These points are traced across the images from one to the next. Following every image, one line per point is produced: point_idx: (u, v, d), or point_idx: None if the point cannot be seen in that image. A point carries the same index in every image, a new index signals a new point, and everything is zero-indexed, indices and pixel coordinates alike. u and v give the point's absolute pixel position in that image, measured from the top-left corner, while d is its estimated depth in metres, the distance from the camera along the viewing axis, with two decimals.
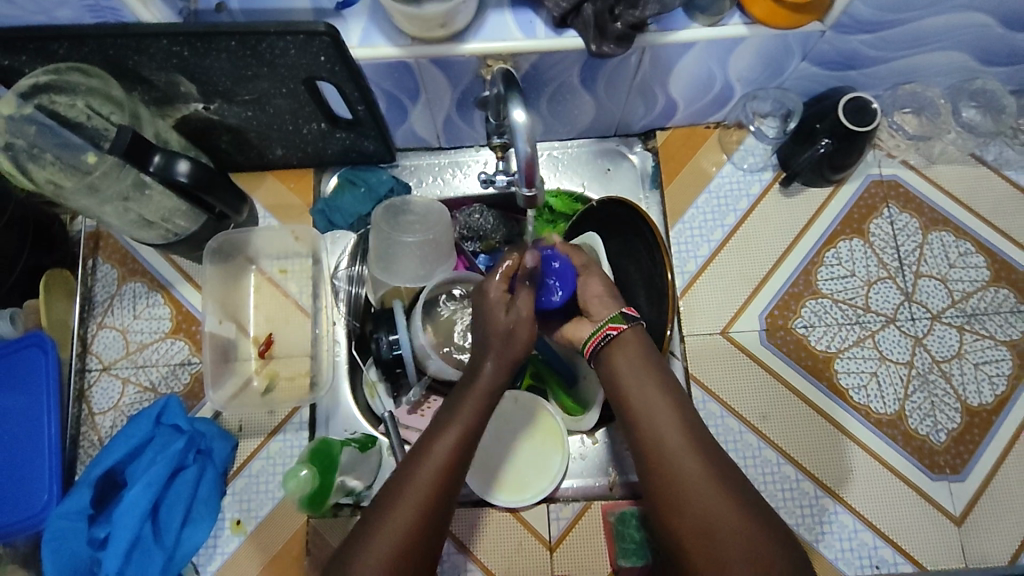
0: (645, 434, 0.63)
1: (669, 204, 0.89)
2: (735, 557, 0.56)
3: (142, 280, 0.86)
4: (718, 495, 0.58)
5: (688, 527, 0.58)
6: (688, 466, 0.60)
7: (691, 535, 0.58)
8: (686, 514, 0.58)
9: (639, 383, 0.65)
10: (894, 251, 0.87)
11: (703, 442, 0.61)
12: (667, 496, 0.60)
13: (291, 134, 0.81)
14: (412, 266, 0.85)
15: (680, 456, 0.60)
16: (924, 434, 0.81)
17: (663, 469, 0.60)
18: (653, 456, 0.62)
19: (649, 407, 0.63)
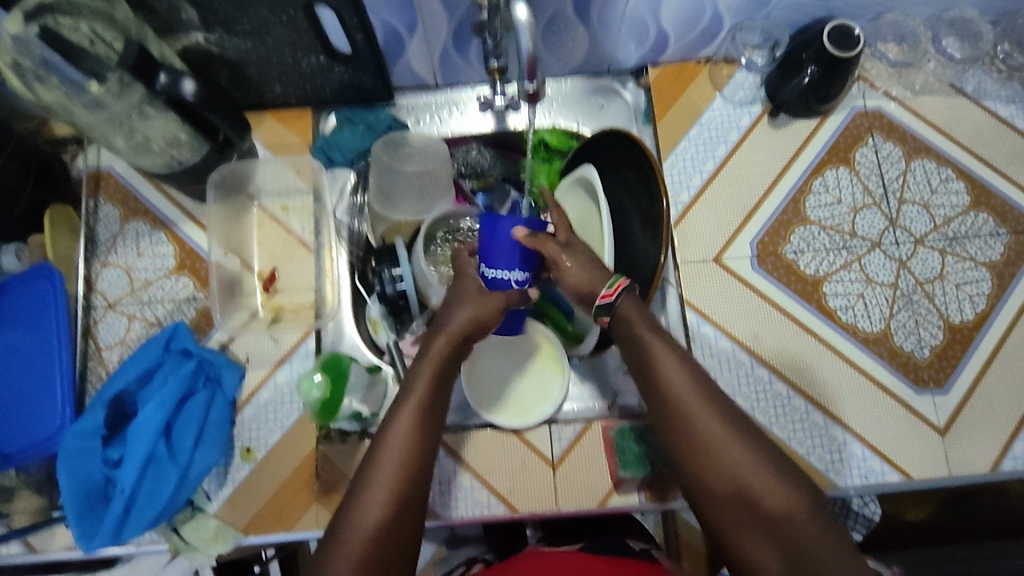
0: (656, 391, 0.60)
1: (662, 137, 0.91)
2: (762, 509, 0.55)
3: (144, 220, 0.87)
4: (738, 448, 0.57)
5: (709, 482, 0.57)
6: (704, 421, 0.58)
7: (714, 490, 0.56)
8: (706, 470, 0.57)
9: (645, 341, 0.62)
10: (879, 179, 0.90)
11: (715, 395, 0.59)
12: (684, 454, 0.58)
13: (290, 69, 0.83)
14: (412, 199, 0.87)
15: (695, 411, 0.58)
16: (908, 350, 0.84)
17: (678, 426, 0.59)
18: (666, 414, 0.60)
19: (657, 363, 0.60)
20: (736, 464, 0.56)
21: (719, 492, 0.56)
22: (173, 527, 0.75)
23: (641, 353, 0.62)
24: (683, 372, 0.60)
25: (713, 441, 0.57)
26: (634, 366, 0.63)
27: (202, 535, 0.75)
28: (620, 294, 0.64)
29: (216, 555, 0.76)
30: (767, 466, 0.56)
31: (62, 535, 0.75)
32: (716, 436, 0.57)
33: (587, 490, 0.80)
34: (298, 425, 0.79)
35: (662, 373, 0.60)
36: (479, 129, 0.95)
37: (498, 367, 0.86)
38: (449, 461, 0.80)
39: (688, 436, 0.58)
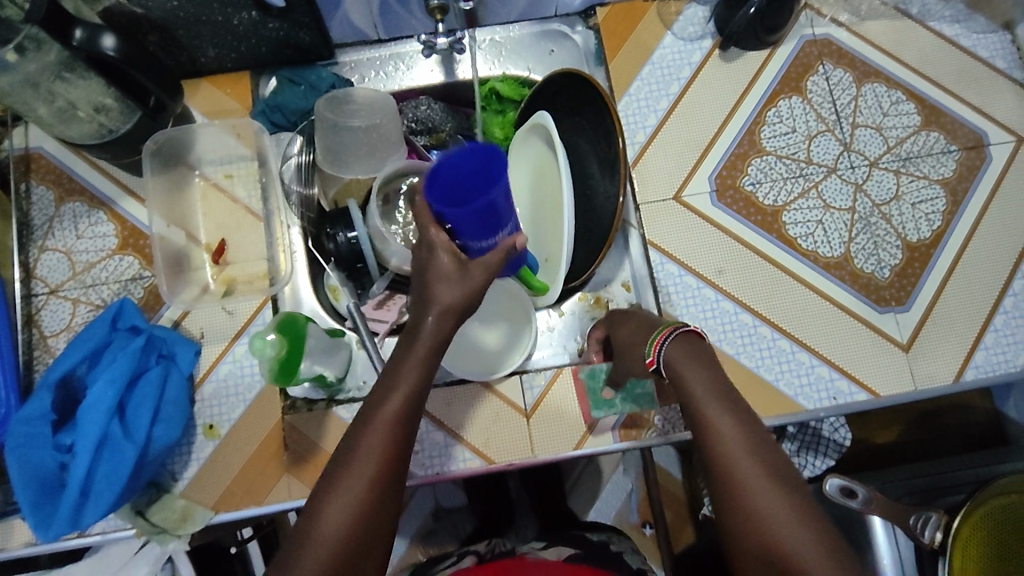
0: (687, 404, 0.62)
1: (614, 78, 0.90)
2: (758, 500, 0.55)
3: (81, 199, 0.82)
4: (751, 453, 0.58)
5: (718, 484, 0.57)
6: (724, 427, 0.59)
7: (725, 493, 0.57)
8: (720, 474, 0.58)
9: (677, 361, 0.65)
10: (831, 105, 0.90)
11: (727, 397, 0.62)
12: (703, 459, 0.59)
13: (221, 28, 0.79)
14: (364, 156, 0.84)
15: (714, 418, 0.60)
16: (869, 271, 0.85)
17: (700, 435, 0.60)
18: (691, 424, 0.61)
19: (688, 380, 0.63)
20: (750, 471, 0.57)
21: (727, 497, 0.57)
22: (138, 510, 0.73)
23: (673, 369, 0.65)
24: (707, 385, 0.62)
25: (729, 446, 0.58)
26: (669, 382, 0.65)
27: (169, 517, 0.73)
28: (665, 343, 0.67)
29: (188, 535, 0.74)
30: (768, 465, 0.57)
31: (20, 530, 0.72)
32: (733, 442, 0.58)
33: (561, 435, 0.79)
34: (261, 398, 0.77)
35: (689, 388, 0.63)
36: (428, 82, 0.91)
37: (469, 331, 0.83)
38: (426, 424, 0.79)
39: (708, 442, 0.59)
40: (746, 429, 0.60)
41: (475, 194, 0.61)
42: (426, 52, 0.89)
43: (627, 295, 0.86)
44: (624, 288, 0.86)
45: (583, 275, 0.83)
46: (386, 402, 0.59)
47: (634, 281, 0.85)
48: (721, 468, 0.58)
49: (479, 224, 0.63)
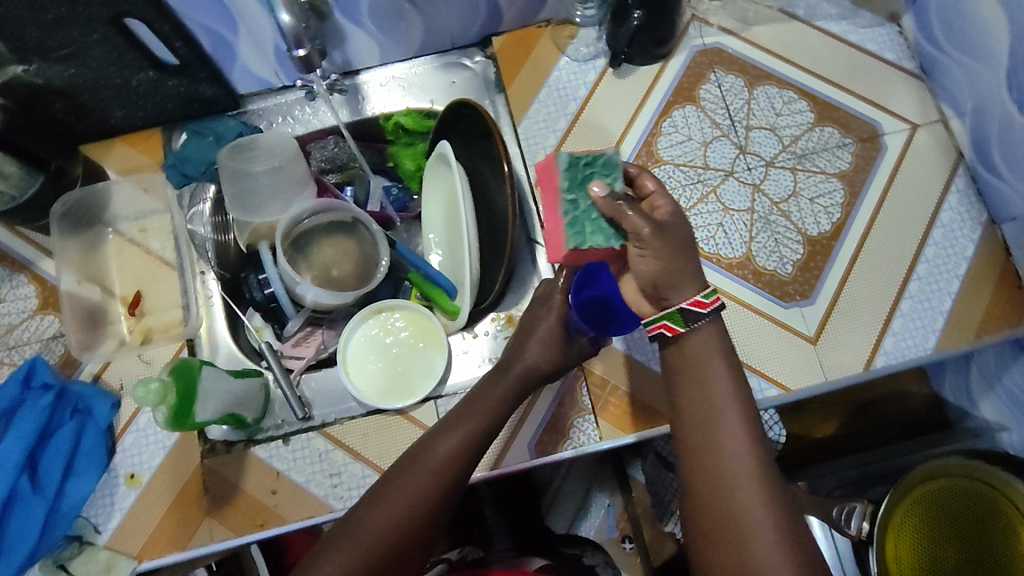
0: (697, 398, 0.59)
1: (512, 103, 0.93)
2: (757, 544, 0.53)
3: (3, 265, 0.85)
4: (750, 459, 0.56)
5: (709, 494, 0.56)
6: (732, 430, 0.57)
7: (709, 494, 0.55)
8: (709, 476, 0.56)
9: (700, 347, 0.60)
10: (724, 111, 0.92)
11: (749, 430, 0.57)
12: (698, 455, 0.57)
13: (123, 90, 0.82)
14: (270, 200, 0.87)
15: (729, 449, 0.56)
16: (772, 269, 0.86)
17: (704, 435, 0.57)
18: (697, 423, 0.58)
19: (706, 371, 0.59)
20: (741, 477, 0.55)
21: (712, 496, 0.55)
22: (60, 564, 0.74)
23: (682, 359, 0.61)
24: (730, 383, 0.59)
25: (730, 451, 0.56)
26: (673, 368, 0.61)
27: (92, 569, 0.74)
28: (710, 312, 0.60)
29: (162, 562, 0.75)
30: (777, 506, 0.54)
31: None
32: (736, 447, 0.56)
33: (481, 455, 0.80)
34: (180, 443, 0.78)
35: (710, 414, 0.58)
36: (332, 120, 0.95)
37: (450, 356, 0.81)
38: (349, 462, 0.78)
39: (710, 441, 0.57)
40: (750, 433, 0.57)
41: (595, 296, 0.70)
42: (307, 97, 0.95)
43: None
44: None
45: (492, 299, 0.85)
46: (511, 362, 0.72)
47: None
48: (715, 472, 0.56)
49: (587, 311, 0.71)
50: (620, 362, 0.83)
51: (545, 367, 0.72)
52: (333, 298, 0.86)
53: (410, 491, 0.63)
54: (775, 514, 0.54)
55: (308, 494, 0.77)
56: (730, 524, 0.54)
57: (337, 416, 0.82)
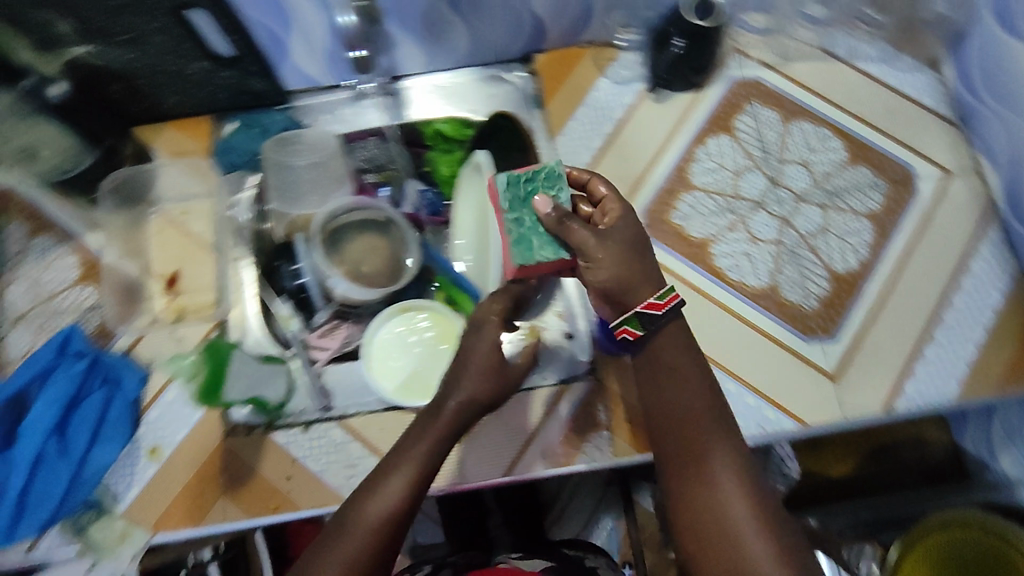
0: (668, 394, 0.62)
1: (550, 118, 0.95)
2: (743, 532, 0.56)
3: (51, 235, 0.89)
4: (728, 449, 0.59)
5: (691, 488, 0.59)
6: (703, 422, 0.60)
7: (690, 484, 0.59)
8: (688, 465, 0.59)
9: (667, 340, 0.63)
10: (758, 143, 0.93)
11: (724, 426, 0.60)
12: (675, 449, 0.60)
13: (179, 77, 0.85)
14: (310, 194, 0.91)
15: (707, 443, 0.59)
16: (796, 302, 0.87)
17: (678, 428, 0.61)
18: (668, 415, 0.62)
19: (676, 362, 0.63)
20: (720, 464, 0.59)
21: (695, 487, 0.58)
22: (78, 529, 0.76)
23: (653, 360, 0.63)
24: (699, 373, 0.62)
25: (706, 442, 0.60)
26: (642, 363, 0.64)
27: (108, 536, 0.76)
28: (666, 312, 0.62)
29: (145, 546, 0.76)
30: (756, 498, 0.57)
31: None
32: (709, 439, 0.60)
33: (493, 461, 0.81)
34: (203, 421, 0.81)
35: (687, 410, 0.61)
36: (376, 123, 0.97)
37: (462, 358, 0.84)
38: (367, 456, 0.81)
39: (683, 434, 0.60)
40: (722, 421, 0.61)
41: None
42: (353, 97, 0.97)
43: (560, 325, 0.88)
44: (557, 317, 0.89)
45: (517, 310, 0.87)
46: (445, 400, 0.66)
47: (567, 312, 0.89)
48: (693, 460, 0.59)
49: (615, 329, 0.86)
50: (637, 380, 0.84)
51: (487, 395, 0.67)
52: (363, 294, 0.86)
53: (403, 481, 0.62)
54: (754, 499, 0.57)
55: (321, 482, 0.79)
56: (715, 516, 0.57)
57: (354, 408, 0.84)
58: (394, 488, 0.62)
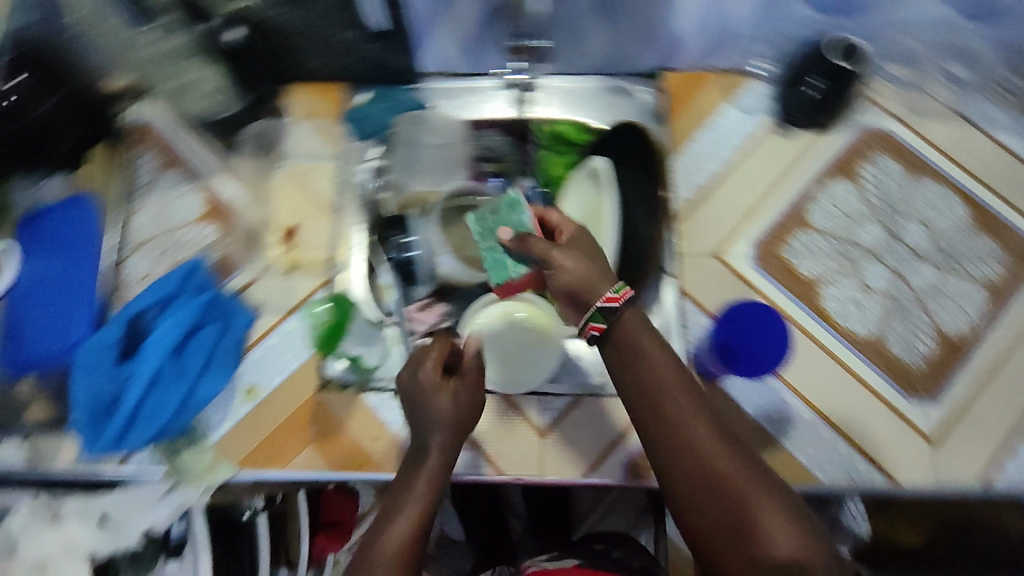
0: (650, 395, 0.59)
1: (674, 137, 0.95)
2: (754, 513, 0.52)
3: (180, 171, 0.91)
4: (711, 429, 0.57)
5: (689, 478, 0.55)
6: (693, 415, 0.57)
7: (701, 489, 0.54)
8: (690, 468, 0.55)
9: (632, 330, 0.62)
10: (882, 194, 0.93)
11: (703, 406, 0.58)
12: (674, 454, 0.56)
13: (329, 41, 0.88)
14: (429, 170, 0.93)
15: (691, 424, 0.57)
16: (902, 358, 0.86)
17: (672, 431, 0.57)
18: (658, 417, 0.58)
19: (648, 358, 0.60)
20: (724, 458, 0.55)
21: (707, 491, 0.54)
22: (173, 451, 0.79)
23: (626, 346, 0.62)
24: (669, 362, 0.60)
25: (703, 439, 0.56)
26: (619, 367, 0.62)
27: (199, 463, 0.79)
28: (624, 303, 0.62)
29: (212, 485, 0.78)
30: (754, 471, 0.55)
31: (65, 450, 0.79)
32: (704, 434, 0.56)
33: (572, 460, 0.82)
34: (301, 370, 0.83)
35: (663, 393, 0.59)
36: (501, 116, 0.97)
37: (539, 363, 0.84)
38: None
39: (680, 435, 0.56)
40: (693, 396, 0.59)
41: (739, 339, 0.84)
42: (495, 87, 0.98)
43: None
44: None
45: None
46: (428, 438, 0.63)
47: (664, 328, 0.86)
48: (683, 444, 0.56)
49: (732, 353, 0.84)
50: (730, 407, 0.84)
51: (462, 415, 0.65)
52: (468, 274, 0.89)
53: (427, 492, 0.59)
54: (752, 474, 0.55)
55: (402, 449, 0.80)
56: (723, 504, 0.53)
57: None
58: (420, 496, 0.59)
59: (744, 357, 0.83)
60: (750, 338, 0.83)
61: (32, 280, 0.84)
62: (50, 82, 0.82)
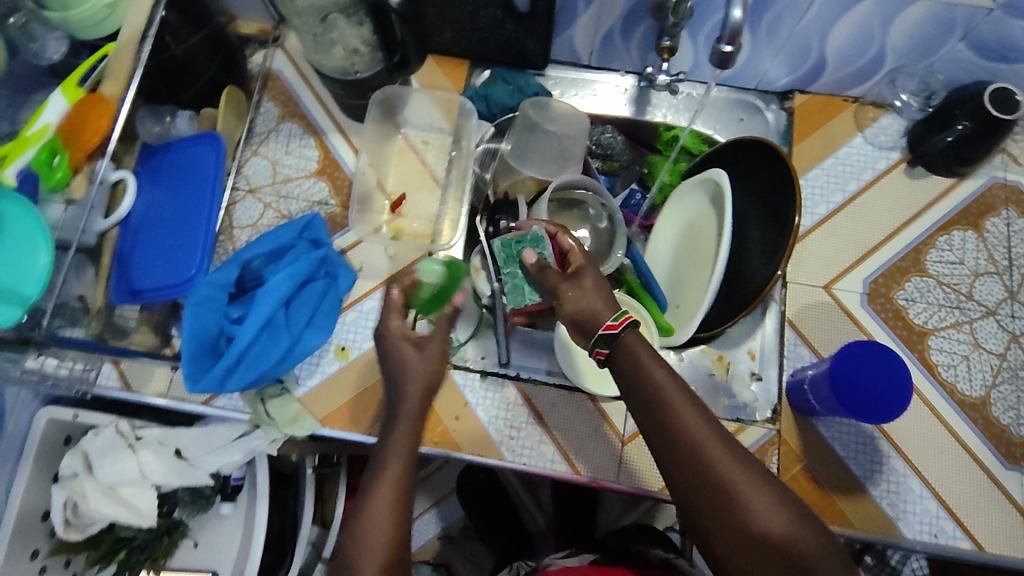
0: (673, 436, 0.57)
1: (796, 159, 0.93)
2: (761, 520, 0.52)
3: (299, 123, 0.93)
4: (722, 442, 0.56)
5: (698, 487, 0.55)
6: (719, 454, 0.55)
7: (738, 534, 0.53)
8: (722, 512, 0.54)
9: (635, 350, 0.62)
10: (1005, 250, 0.89)
11: (713, 422, 0.57)
12: (697, 489, 0.55)
13: (469, 17, 0.88)
14: (547, 159, 0.91)
15: (699, 436, 0.56)
16: (1004, 423, 0.82)
17: (700, 476, 0.55)
18: (685, 459, 0.56)
19: (666, 395, 0.58)
20: (756, 498, 0.53)
21: (728, 522, 0.53)
22: (261, 398, 0.79)
23: (633, 365, 0.61)
24: (681, 389, 0.59)
25: (732, 481, 0.54)
26: (638, 404, 0.60)
27: (283, 414, 0.79)
28: (625, 329, 0.63)
29: (285, 438, 0.81)
30: (766, 480, 0.54)
31: (157, 379, 0.80)
32: (733, 474, 0.54)
33: (649, 475, 0.79)
34: None
35: (674, 408, 0.58)
36: (618, 113, 0.98)
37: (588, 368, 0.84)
38: (533, 426, 0.82)
39: (709, 478, 0.55)
40: (704, 412, 0.58)
41: (863, 383, 0.71)
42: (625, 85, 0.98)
43: (750, 363, 0.86)
44: (750, 356, 0.87)
45: (710, 330, 0.86)
46: (402, 394, 0.60)
47: (760, 352, 0.86)
48: (687, 454, 0.56)
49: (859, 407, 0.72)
50: (819, 445, 0.81)
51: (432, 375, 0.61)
52: None
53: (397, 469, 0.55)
54: (762, 482, 0.54)
55: (485, 434, 0.81)
56: (731, 513, 0.53)
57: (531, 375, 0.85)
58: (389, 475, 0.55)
59: (850, 398, 0.72)
60: (862, 378, 0.71)
61: (146, 210, 0.83)
62: (194, 20, 0.82)
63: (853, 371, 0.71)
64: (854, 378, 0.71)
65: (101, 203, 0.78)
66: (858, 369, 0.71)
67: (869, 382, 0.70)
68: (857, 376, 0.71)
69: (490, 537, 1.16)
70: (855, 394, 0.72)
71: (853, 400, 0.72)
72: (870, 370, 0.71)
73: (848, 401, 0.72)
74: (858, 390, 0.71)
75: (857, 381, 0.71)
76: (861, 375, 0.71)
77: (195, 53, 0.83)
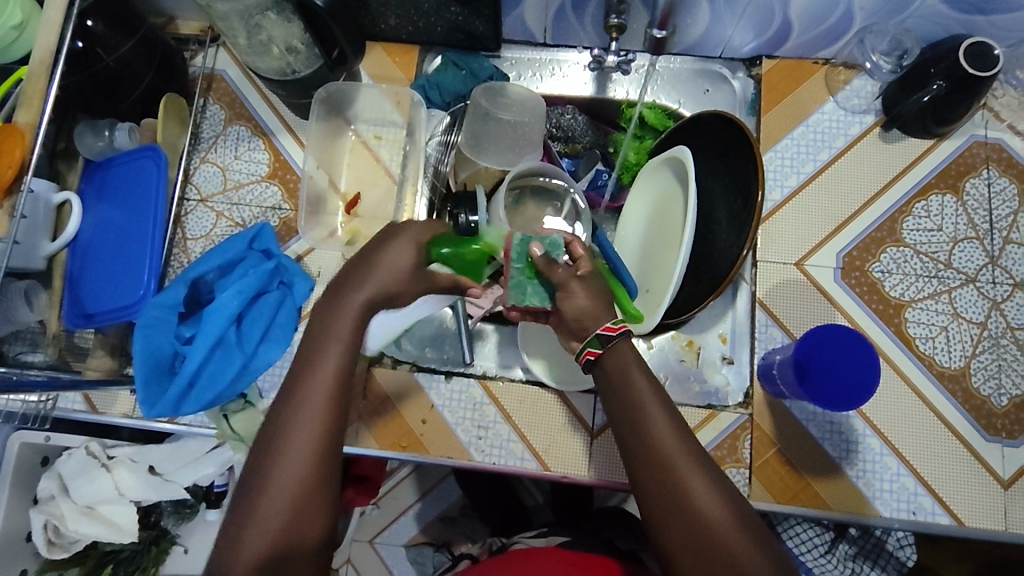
0: (652, 456, 0.55)
1: (763, 131, 0.89)
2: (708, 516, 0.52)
3: (246, 125, 0.89)
4: (686, 443, 0.56)
5: (654, 485, 0.55)
6: (690, 468, 0.54)
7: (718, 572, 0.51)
8: (689, 528, 0.53)
9: (626, 360, 0.60)
10: (986, 213, 0.85)
11: (682, 424, 0.57)
12: (653, 484, 0.54)
13: (409, 2, 0.83)
14: (502, 148, 0.87)
15: (666, 437, 0.56)
16: (985, 395, 0.80)
17: (683, 512, 0.53)
18: (656, 470, 0.55)
19: (652, 423, 0.56)
20: (717, 509, 0.53)
21: (675, 519, 0.53)
22: (224, 414, 0.78)
23: (615, 373, 0.60)
24: (652, 384, 0.59)
25: (714, 515, 0.52)
26: (617, 413, 0.59)
27: (249, 428, 0.78)
28: (620, 333, 0.61)
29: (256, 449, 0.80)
30: (721, 483, 0.54)
31: (122, 401, 0.80)
32: (716, 507, 0.53)
33: (619, 465, 0.79)
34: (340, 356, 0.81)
35: (647, 411, 0.57)
36: (578, 93, 0.94)
37: (553, 358, 0.84)
38: (501, 425, 0.81)
39: (690, 512, 0.53)
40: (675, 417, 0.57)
41: (838, 365, 0.73)
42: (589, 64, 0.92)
43: (721, 347, 0.85)
44: (720, 339, 0.85)
45: (679, 316, 0.83)
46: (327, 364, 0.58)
47: (731, 334, 0.85)
48: (650, 451, 0.55)
49: (833, 391, 0.73)
50: (792, 427, 0.79)
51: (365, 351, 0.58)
52: None
53: (321, 419, 0.53)
54: (715, 484, 0.54)
55: (452, 435, 0.80)
56: (678, 508, 0.53)
57: (498, 372, 0.85)
58: (311, 435, 0.52)
59: (814, 374, 0.74)
60: (835, 359, 0.73)
61: (93, 229, 0.82)
62: (123, 27, 0.78)
63: (825, 354, 0.73)
64: (830, 361, 0.73)
65: (47, 225, 0.76)
66: (830, 352, 0.73)
67: (843, 363, 0.72)
68: (832, 359, 0.73)
69: (489, 513, 1.14)
70: (827, 377, 0.74)
71: (825, 383, 0.74)
72: (843, 353, 0.72)
73: (822, 385, 0.74)
74: (831, 372, 0.73)
75: (834, 363, 0.73)
76: (836, 358, 0.73)
77: (126, 62, 0.79)
